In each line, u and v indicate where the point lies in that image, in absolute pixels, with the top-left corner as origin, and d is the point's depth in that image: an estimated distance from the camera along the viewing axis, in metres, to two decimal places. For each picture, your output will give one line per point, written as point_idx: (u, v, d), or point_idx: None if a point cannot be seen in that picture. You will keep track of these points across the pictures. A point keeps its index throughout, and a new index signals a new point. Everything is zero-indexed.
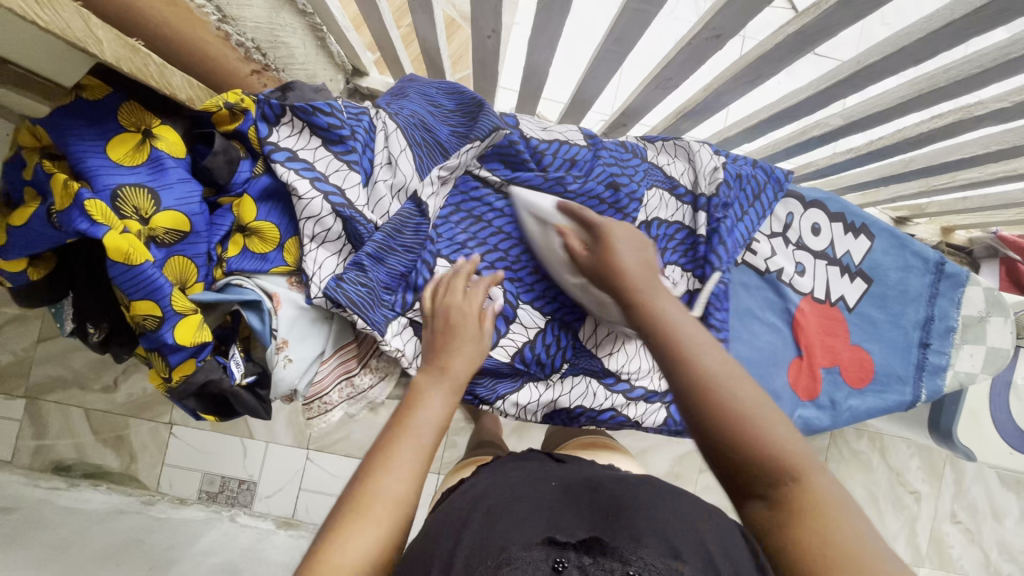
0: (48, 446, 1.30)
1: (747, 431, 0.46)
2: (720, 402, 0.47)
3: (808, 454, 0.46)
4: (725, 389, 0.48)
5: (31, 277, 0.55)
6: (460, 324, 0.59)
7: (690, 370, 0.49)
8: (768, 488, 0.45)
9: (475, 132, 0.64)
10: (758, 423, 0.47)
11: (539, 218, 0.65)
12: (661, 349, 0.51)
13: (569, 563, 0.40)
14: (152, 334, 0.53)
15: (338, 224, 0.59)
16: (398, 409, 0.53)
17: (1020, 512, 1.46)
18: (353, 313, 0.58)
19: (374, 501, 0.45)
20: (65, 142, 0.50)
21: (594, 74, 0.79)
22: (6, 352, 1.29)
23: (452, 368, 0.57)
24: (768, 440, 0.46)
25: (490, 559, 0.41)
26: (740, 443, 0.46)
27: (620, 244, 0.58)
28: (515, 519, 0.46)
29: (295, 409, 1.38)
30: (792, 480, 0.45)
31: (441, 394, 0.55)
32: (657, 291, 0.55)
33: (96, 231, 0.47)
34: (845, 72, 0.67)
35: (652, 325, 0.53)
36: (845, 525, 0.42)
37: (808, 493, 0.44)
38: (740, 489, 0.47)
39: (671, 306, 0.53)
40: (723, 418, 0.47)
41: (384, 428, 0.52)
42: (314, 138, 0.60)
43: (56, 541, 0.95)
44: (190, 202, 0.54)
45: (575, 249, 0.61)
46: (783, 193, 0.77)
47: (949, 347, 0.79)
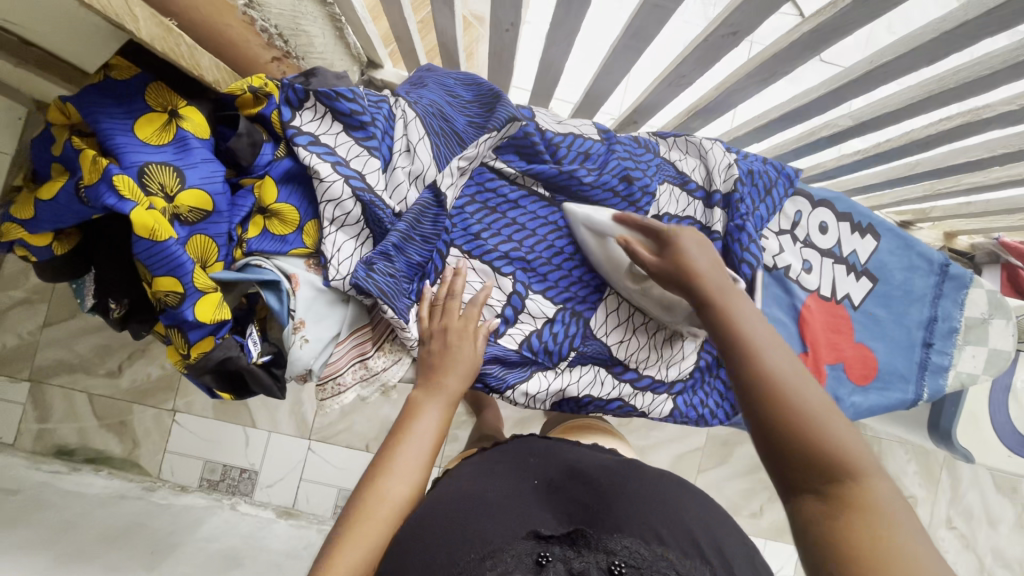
0: (51, 429, 1.30)
1: (810, 429, 0.47)
2: (786, 399, 0.49)
3: (870, 458, 0.46)
4: (792, 387, 0.50)
5: (55, 252, 0.56)
6: (456, 345, 0.63)
7: (758, 369, 0.51)
8: (826, 485, 0.45)
9: (492, 122, 0.65)
10: (823, 420, 0.48)
11: (596, 229, 0.67)
12: (733, 350, 0.54)
13: (554, 557, 0.41)
14: (173, 311, 0.54)
15: (358, 208, 0.60)
16: (397, 423, 0.59)
17: (1016, 519, 1.47)
18: (383, 302, 0.60)
19: (375, 509, 0.51)
20: (95, 119, 0.51)
21: (609, 70, 0.80)
22: (11, 335, 1.29)
23: (446, 386, 0.61)
24: (830, 439, 0.47)
25: (474, 551, 0.42)
26: (802, 437, 0.47)
27: (690, 249, 0.60)
28: (496, 511, 0.47)
29: (298, 399, 1.39)
30: (851, 479, 0.45)
31: (435, 408, 0.60)
32: (727, 296, 0.57)
33: (124, 206, 0.48)
34: (857, 72, 0.68)
35: (721, 324, 0.55)
36: (896, 525, 0.42)
37: (864, 491, 0.44)
38: (797, 487, 0.47)
39: (742, 311, 0.55)
40: (788, 413, 0.48)
41: (386, 439, 0.58)
42: (335, 123, 0.61)
43: (59, 523, 0.96)
44: (214, 182, 0.55)
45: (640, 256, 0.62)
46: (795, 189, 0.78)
47: (951, 347, 0.81)
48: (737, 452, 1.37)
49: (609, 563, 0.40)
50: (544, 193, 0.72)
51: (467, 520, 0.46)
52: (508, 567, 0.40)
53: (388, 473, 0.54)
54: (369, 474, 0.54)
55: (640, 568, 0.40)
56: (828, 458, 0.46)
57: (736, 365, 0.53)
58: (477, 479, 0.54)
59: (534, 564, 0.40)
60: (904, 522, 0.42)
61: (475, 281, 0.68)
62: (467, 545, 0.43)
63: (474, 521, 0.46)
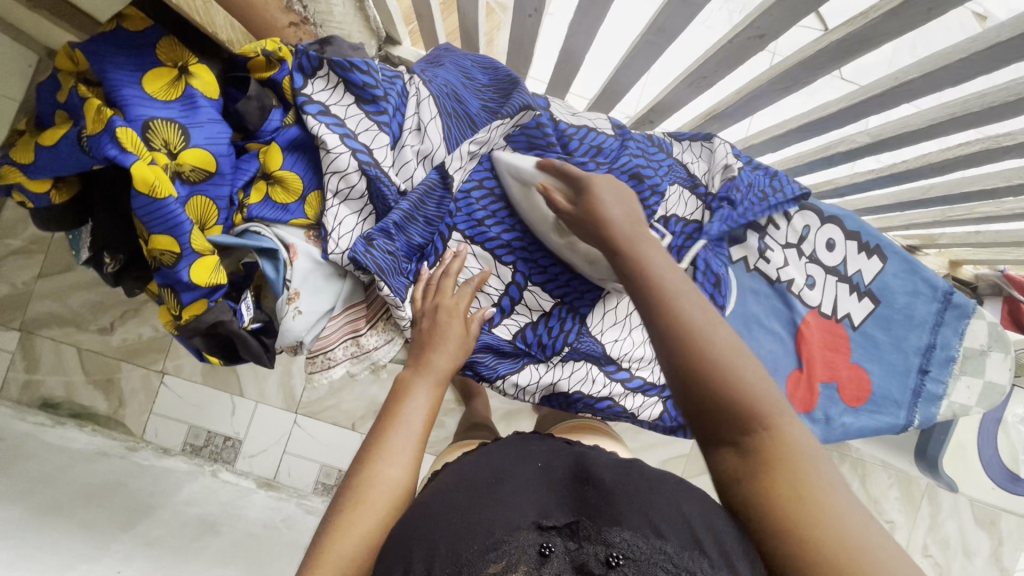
0: (39, 380, 1.30)
1: (724, 380, 0.46)
2: (699, 350, 0.47)
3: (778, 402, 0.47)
4: (705, 336, 0.48)
5: (53, 200, 0.55)
6: (446, 322, 0.62)
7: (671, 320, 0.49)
8: (743, 435, 0.46)
9: (505, 109, 0.65)
10: (739, 372, 0.47)
11: (522, 180, 0.64)
12: (645, 296, 0.50)
13: (556, 548, 0.41)
14: (167, 270, 0.53)
15: (363, 182, 0.60)
16: (390, 403, 0.58)
17: (991, 552, 1.47)
18: (379, 278, 0.59)
19: (369, 496, 0.50)
20: (102, 68, 0.50)
21: (629, 65, 0.79)
22: (5, 283, 1.29)
23: (435, 364, 0.60)
24: (746, 388, 0.46)
25: (478, 542, 0.41)
26: (719, 387, 0.46)
27: (603, 194, 0.57)
28: (496, 502, 0.45)
29: (288, 371, 1.38)
30: (764, 428, 0.45)
31: (428, 388, 0.59)
32: (641, 242, 0.54)
33: (124, 158, 0.47)
34: (879, 88, 0.67)
35: (636, 274, 0.52)
36: (823, 485, 0.43)
37: (777, 442, 0.45)
38: (715, 434, 0.47)
39: (655, 257, 0.53)
40: (704, 370, 0.46)
41: (378, 422, 0.56)
42: (347, 95, 0.60)
43: (39, 475, 0.95)
44: (220, 143, 0.54)
45: (558, 208, 0.59)
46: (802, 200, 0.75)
47: (948, 376, 0.80)
48: None
49: (607, 556, 0.40)
50: None
51: (471, 511, 0.45)
52: (512, 561, 0.39)
53: (386, 457, 0.53)
54: (366, 458, 0.53)
55: (639, 561, 0.39)
56: (742, 412, 0.46)
57: (648, 314, 0.50)
58: (477, 469, 0.53)
59: (537, 555, 0.40)
60: (835, 488, 0.43)
61: (474, 265, 0.68)
62: (476, 531, 0.42)
63: (477, 511, 0.44)
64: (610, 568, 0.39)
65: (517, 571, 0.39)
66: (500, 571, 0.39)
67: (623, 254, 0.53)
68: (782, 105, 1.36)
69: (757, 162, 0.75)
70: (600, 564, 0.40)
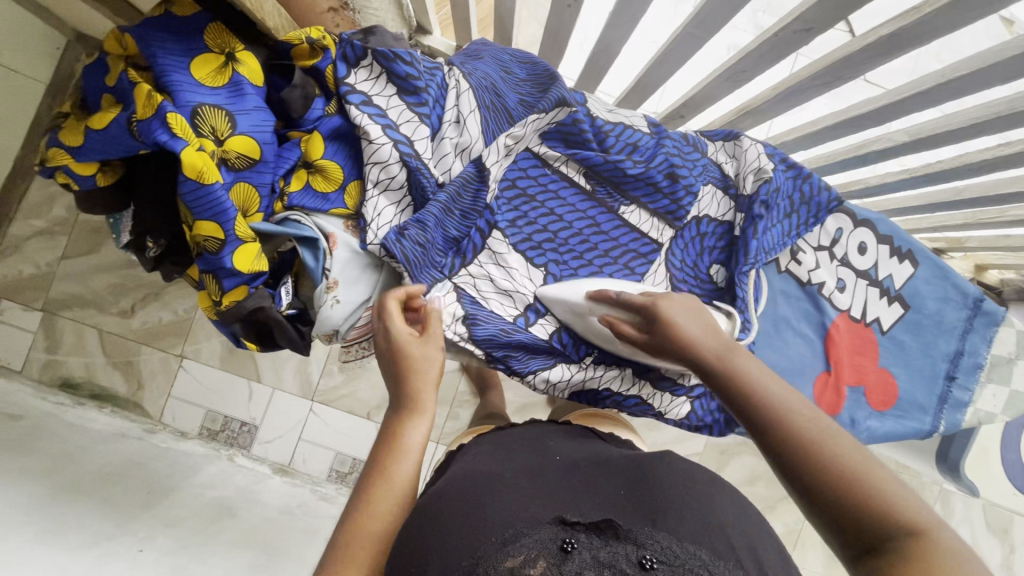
0: (59, 361, 1.32)
1: (854, 487, 0.43)
2: (822, 455, 0.45)
3: (921, 504, 0.43)
4: (825, 442, 0.46)
5: (99, 182, 0.56)
6: (412, 348, 0.57)
7: (785, 430, 0.47)
8: (882, 540, 0.42)
9: (542, 103, 0.65)
10: (867, 474, 0.44)
11: (575, 309, 0.65)
12: (752, 411, 0.49)
13: (579, 544, 0.40)
14: (211, 256, 0.54)
15: (403, 173, 0.60)
16: (376, 453, 0.53)
17: (1002, 560, 1.46)
18: (404, 268, 0.59)
19: (354, 548, 0.47)
20: (151, 53, 0.50)
21: (668, 55, 0.79)
22: (29, 263, 1.30)
23: (424, 399, 0.56)
24: (881, 493, 0.43)
25: (495, 535, 0.41)
26: (850, 493, 0.43)
27: (674, 306, 0.57)
28: (513, 498, 0.46)
29: (305, 359, 1.39)
30: (911, 534, 0.41)
31: (415, 422, 0.55)
32: (734, 351, 0.53)
33: (175, 144, 0.48)
34: (924, 84, 0.68)
35: (736, 390, 0.50)
36: (964, 573, 0.39)
37: (928, 547, 0.40)
38: (853, 550, 0.43)
39: (754, 368, 0.51)
40: (834, 479, 0.44)
41: (361, 476, 0.52)
42: (389, 85, 0.60)
43: (61, 453, 0.97)
44: (264, 130, 0.54)
45: (627, 337, 0.60)
46: (826, 216, 0.76)
47: (974, 384, 0.80)
48: (734, 462, 1.37)
49: (640, 558, 0.39)
50: (584, 183, 0.70)
51: (478, 504, 0.45)
52: (532, 555, 0.39)
53: (371, 505, 0.49)
54: (352, 511, 0.49)
55: (673, 566, 0.39)
56: (881, 522, 0.42)
57: (758, 429, 0.49)
58: (492, 468, 0.53)
59: (558, 550, 0.39)
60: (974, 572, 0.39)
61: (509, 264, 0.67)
62: (486, 531, 0.42)
63: (487, 505, 0.45)
64: (644, 569, 0.38)
65: (535, 567, 0.38)
66: (516, 566, 0.38)
67: (717, 369, 0.52)
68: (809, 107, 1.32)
69: (793, 162, 0.73)
70: (632, 565, 0.39)
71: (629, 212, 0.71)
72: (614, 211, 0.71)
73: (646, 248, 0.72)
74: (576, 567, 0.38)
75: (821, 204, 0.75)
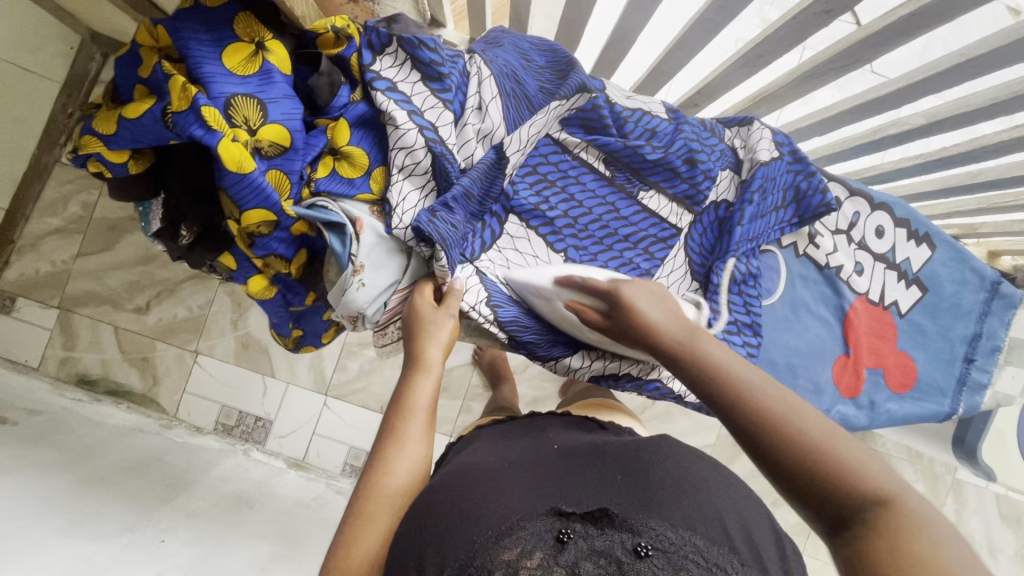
0: (76, 357, 1.33)
1: (820, 460, 0.41)
2: (781, 431, 0.42)
3: (894, 476, 0.40)
4: (786, 416, 0.43)
5: (130, 170, 0.57)
6: (427, 316, 0.61)
7: (743, 406, 0.44)
8: (850, 511, 0.39)
9: (562, 89, 0.64)
10: (831, 447, 0.41)
11: (544, 294, 0.63)
12: (709, 391, 0.47)
13: (575, 534, 0.38)
14: (265, 239, 0.58)
15: (428, 159, 0.61)
16: (390, 415, 0.53)
17: (1016, 550, 1.46)
18: (442, 248, 0.59)
19: (372, 506, 0.47)
20: (185, 45, 0.51)
21: (683, 45, 0.80)
22: (44, 261, 1.31)
23: (429, 357, 0.58)
24: (848, 466, 0.40)
25: (491, 529, 0.39)
26: (811, 468, 0.41)
27: (636, 295, 0.55)
28: (509, 493, 0.43)
29: (318, 353, 1.40)
30: (878, 504, 0.39)
31: (423, 382, 0.56)
32: (698, 336, 0.51)
33: (211, 138, 0.50)
34: (944, 64, 0.68)
35: (699, 371, 0.48)
36: (930, 535, 0.37)
37: (896, 514, 0.38)
38: (826, 521, 0.40)
39: (716, 348, 0.49)
40: (797, 455, 0.41)
41: (376, 439, 0.52)
42: (414, 72, 0.61)
43: (82, 447, 0.98)
44: (294, 118, 0.55)
45: (594, 323, 0.59)
46: (811, 220, 0.75)
47: (992, 366, 0.80)
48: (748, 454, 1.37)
49: (635, 545, 0.37)
50: (603, 170, 0.70)
51: (475, 498, 0.43)
52: (530, 548, 0.37)
53: (385, 464, 0.49)
54: (367, 470, 0.49)
55: (668, 553, 0.37)
56: (848, 492, 0.40)
57: (719, 406, 0.46)
58: (490, 458, 0.50)
59: (555, 542, 0.37)
60: (936, 534, 0.37)
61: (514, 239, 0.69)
62: (484, 522, 0.40)
63: (483, 500, 0.42)
64: (640, 557, 0.36)
65: (532, 559, 0.36)
66: (514, 558, 0.36)
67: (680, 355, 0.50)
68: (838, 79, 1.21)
69: (801, 154, 0.73)
70: (627, 552, 0.36)
71: (648, 198, 0.72)
72: (635, 197, 0.71)
73: (666, 233, 0.72)
74: (573, 560, 0.35)
75: (813, 206, 0.74)
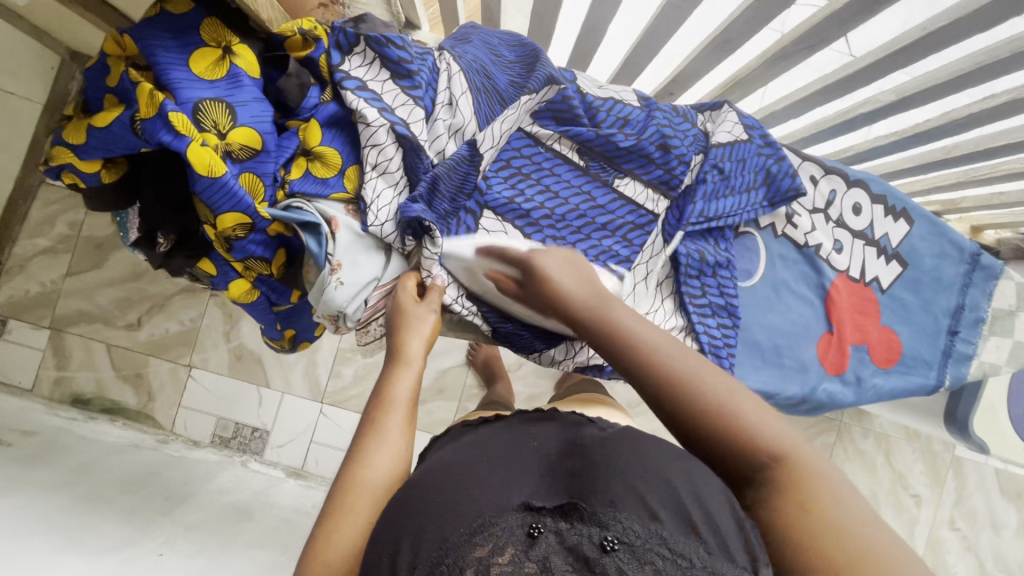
0: (70, 377, 1.33)
1: (721, 418, 0.46)
2: (686, 392, 0.47)
3: (784, 434, 0.46)
4: (691, 379, 0.47)
5: (102, 179, 0.58)
6: (410, 310, 0.62)
7: (651, 371, 0.48)
8: (752, 471, 0.45)
9: (531, 83, 0.65)
10: (731, 404, 0.46)
11: (465, 267, 0.64)
12: (620, 356, 0.50)
13: (546, 528, 0.39)
14: (240, 240, 0.58)
15: (398, 155, 0.61)
16: (369, 408, 0.54)
17: (1019, 524, 1.46)
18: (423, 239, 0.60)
19: (351, 498, 0.47)
20: (152, 53, 0.52)
21: (654, 33, 0.81)
22: (34, 282, 1.31)
23: (410, 350, 0.59)
24: (745, 425, 0.46)
25: (465, 525, 0.39)
26: (714, 426, 0.46)
27: (552, 270, 0.55)
28: (493, 484, 0.43)
29: (313, 361, 1.40)
30: (772, 461, 0.45)
31: (402, 373, 0.57)
32: (611, 304, 0.53)
33: (179, 143, 0.50)
34: (907, 39, 0.69)
35: (611, 340, 0.51)
36: (826, 494, 0.42)
37: (790, 471, 0.44)
38: (733, 477, 0.47)
39: (625, 313, 0.52)
40: (699, 413, 0.47)
41: (356, 433, 0.52)
42: (383, 71, 0.61)
43: (78, 465, 0.98)
44: (263, 120, 0.56)
45: (511, 293, 0.61)
46: (781, 203, 0.76)
47: (976, 337, 0.82)
48: None
49: (601, 539, 0.38)
50: (577, 160, 0.71)
51: (451, 492, 0.42)
52: (499, 545, 0.37)
53: (363, 457, 0.49)
54: (346, 463, 0.49)
55: (633, 546, 0.38)
56: (748, 454, 0.45)
57: (631, 372, 0.49)
58: (467, 450, 0.50)
59: (526, 536, 0.38)
60: (839, 496, 0.43)
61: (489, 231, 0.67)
62: (458, 514, 0.40)
63: (461, 491, 0.42)
64: (605, 552, 0.37)
65: (503, 555, 0.37)
66: (486, 555, 0.37)
67: (594, 323, 0.52)
68: (861, 31, 0.74)
69: (772, 138, 0.74)
70: (595, 547, 0.38)
71: (624, 185, 0.72)
72: (611, 185, 0.72)
73: (643, 220, 0.73)
74: (544, 554, 0.37)
75: (783, 188, 0.75)
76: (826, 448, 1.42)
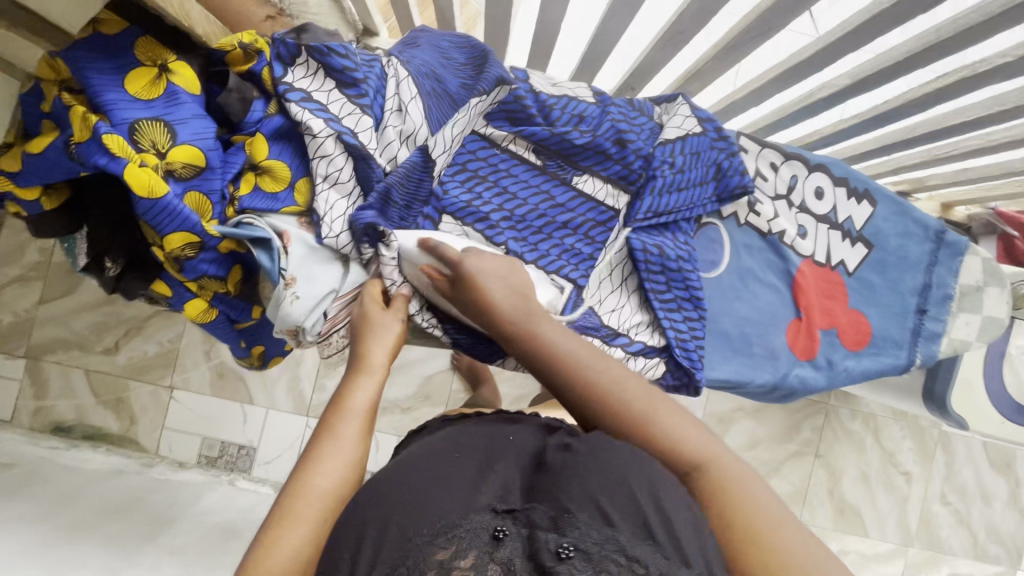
0: (49, 406, 1.31)
1: (640, 426, 0.51)
2: (606, 400, 0.52)
3: (707, 446, 0.50)
4: (605, 386, 0.53)
5: (44, 206, 0.57)
6: (375, 315, 0.61)
7: (572, 380, 0.53)
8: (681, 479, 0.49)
9: (482, 84, 0.65)
10: (646, 411, 0.52)
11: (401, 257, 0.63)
12: (545, 366, 0.55)
13: (510, 532, 0.38)
14: (190, 260, 0.57)
15: (349, 164, 0.60)
16: (328, 414, 0.53)
17: (1009, 494, 1.48)
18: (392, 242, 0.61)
19: (299, 506, 0.46)
20: (84, 75, 0.52)
21: (607, 29, 0.81)
22: (7, 311, 1.30)
23: (374, 360, 0.58)
24: (668, 434, 0.51)
25: (427, 527, 0.39)
26: (634, 431, 0.51)
27: (484, 280, 0.58)
28: (456, 487, 0.42)
29: (296, 375, 1.38)
30: (695, 470, 0.49)
31: (364, 382, 0.56)
32: (535, 317, 0.57)
33: (115, 165, 0.50)
34: (850, 26, 0.69)
35: (537, 351, 0.55)
36: (751, 504, 0.47)
37: (712, 479, 0.48)
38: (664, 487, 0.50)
39: (550, 328, 0.56)
40: (616, 416, 0.52)
41: (312, 436, 0.52)
42: (328, 80, 0.60)
43: (59, 494, 0.96)
44: (206, 138, 0.54)
45: (443, 289, 0.61)
46: (730, 200, 0.77)
47: (945, 314, 0.82)
48: (735, 427, 1.38)
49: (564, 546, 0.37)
50: (534, 160, 0.70)
51: (413, 493, 0.42)
52: (462, 547, 0.37)
53: (316, 463, 0.49)
54: (297, 470, 0.49)
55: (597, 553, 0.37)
56: (672, 459, 0.50)
57: (557, 383, 0.55)
58: (435, 445, 0.50)
59: (490, 539, 0.37)
60: (760, 503, 0.47)
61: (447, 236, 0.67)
62: (418, 517, 0.40)
63: (427, 492, 0.42)
64: (562, 560, 0.36)
65: (465, 560, 0.36)
66: (448, 559, 0.36)
67: (518, 334, 0.56)
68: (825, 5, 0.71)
69: (725, 131, 0.74)
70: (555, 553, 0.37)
71: (583, 182, 0.72)
72: (569, 182, 0.71)
73: (604, 216, 0.72)
74: (507, 556, 0.36)
75: (732, 186, 0.76)
76: (815, 432, 1.42)
